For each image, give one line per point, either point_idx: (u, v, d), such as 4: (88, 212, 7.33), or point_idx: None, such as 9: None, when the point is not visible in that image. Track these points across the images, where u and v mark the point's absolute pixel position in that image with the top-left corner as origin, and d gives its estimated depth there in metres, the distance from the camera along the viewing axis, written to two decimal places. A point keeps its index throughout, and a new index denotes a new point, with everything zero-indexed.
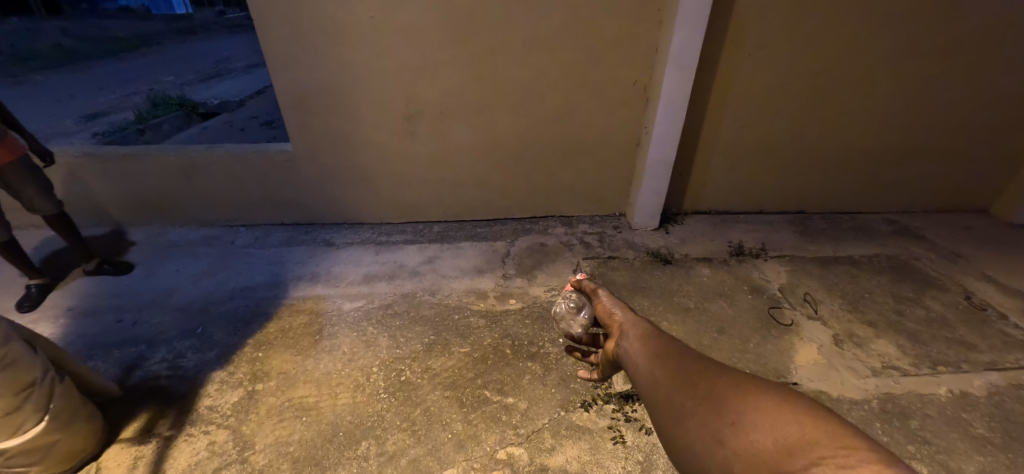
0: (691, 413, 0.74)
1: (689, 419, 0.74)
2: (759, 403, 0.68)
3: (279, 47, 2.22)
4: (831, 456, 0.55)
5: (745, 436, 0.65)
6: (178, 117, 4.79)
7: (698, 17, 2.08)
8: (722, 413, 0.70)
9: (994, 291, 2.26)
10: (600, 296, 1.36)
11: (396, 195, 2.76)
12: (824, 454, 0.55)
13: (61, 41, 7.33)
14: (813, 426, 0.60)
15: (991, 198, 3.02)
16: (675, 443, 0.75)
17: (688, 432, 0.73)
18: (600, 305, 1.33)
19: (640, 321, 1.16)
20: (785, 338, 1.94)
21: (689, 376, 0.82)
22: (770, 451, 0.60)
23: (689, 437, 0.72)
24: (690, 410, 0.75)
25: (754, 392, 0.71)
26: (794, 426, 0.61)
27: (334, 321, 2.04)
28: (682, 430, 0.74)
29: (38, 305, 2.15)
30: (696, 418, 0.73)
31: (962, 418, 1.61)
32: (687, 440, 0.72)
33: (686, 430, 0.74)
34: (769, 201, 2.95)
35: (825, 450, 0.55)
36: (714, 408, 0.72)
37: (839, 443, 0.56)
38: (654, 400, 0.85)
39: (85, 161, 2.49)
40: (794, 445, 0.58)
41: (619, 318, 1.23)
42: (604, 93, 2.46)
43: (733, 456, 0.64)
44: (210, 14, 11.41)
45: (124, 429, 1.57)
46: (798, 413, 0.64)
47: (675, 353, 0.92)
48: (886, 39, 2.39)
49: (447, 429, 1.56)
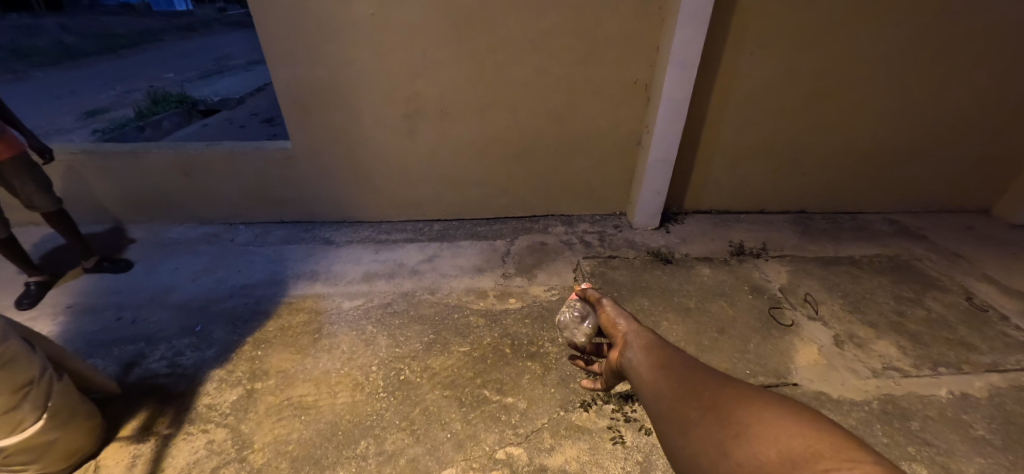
0: (695, 424, 0.70)
1: (691, 429, 0.70)
2: (766, 414, 0.64)
3: (278, 43, 2.21)
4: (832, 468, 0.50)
5: (748, 446, 0.60)
6: (178, 114, 4.78)
7: (700, 15, 2.06)
8: (726, 424, 0.66)
9: (996, 292, 2.26)
10: (603, 305, 1.29)
11: (396, 194, 2.75)
12: (825, 466, 0.51)
13: (62, 37, 7.32)
14: (819, 439, 0.55)
15: (993, 198, 3.01)
16: (678, 454, 0.71)
17: (691, 442, 0.69)
18: (604, 314, 1.27)
19: (642, 332, 1.10)
20: (786, 338, 1.93)
21: (694, 386, 0.79)
22: (771, 461, 0.56)
23: (692, 447, 0.68)
24: (694, 420, 0.71)
25: (760, 404, 0.66)
26: (799, 436, 0.57)
27: (333, 319, 2.03)
28: (685, 441, 0.70)
29: (37, 302, 2.15)
30: (700, 428, 0.69)
31: (963, 420, 1.61)
32: (690, 451, 0.68)
33: (689, 441, 0.70)
34: (770, 201, 2.94)
35: (827, 462, 0.51)
36: (719, 418, 0.68)
37: (841, 456, 0.51)
38: (658, 410, 0.81)
39: (84, 157, 2.48)
40: (795, 456, 0.54)
41: (623, 328, 1.17)
42: (605, 91, 2.44)
43: (733, 467, 0.60)
44: (211, 11, 11.39)
45: (123, 427, 1.56)
46: (806, 425, 0.59)
47: (681, 365, 0.88)
48: (889, 38, 2.38)
49: (447, 428, 1.55)
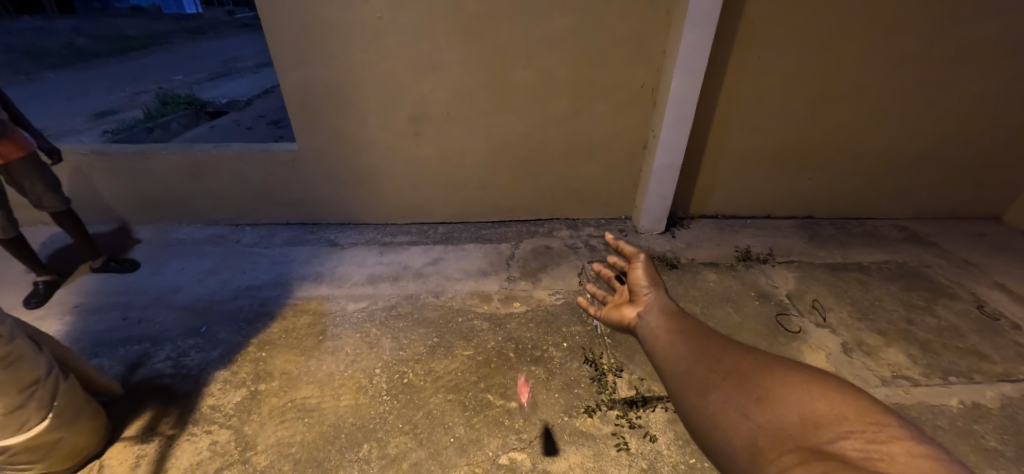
0: (714, 387, 0.71)
1: (710, 392, 0.71)
2: (787, 379, 0.65)
3: (286, 47, 2.22)
4: (859, 430, 0.52)
5: (771, 409, 0.62)
6: (188, 115, 4.83)
7: (706, 19, 2.06)
8: (747, 387, 0.67)
9: (1007, 300, 2.22)
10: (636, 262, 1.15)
11: (401, 196, 2.75)
12: (852, 428, 0.53)
13: (74, 40, 7.43)
14: (841, 402, 0.57)
15: (1004, 205, 2.98)
16: (693, 415, 0.72)
17: (709, 404, 0.70)
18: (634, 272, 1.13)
19: (666, 303, 1.02)
20: (793, 345, 1.91)
21: (714, 353, 0.78)
22: (796, 424, 0.58)
23: (711, 410, 0.69)
24: (713, 382, 0.72)
25: (779, 369, 0.68)
26: (822, 400, 0.58)
27: (338, 321, 2.04)
28: (702, 403, 0.71)
29: (45, 301, 2.17)
30: (720, 391, 0.70)
31: (974, 430, 1.58)
32: (708, 413, 0.69)
33: (707, 403, 0.71)
34: (777, 206, 2.91)
35: (853, 425, 0.53)
36: (738, 382, 0.69)
37: (867, 419, 0.54)
38: (674, 374, 0.80)
39: (92, 158, 2.51)
40: (821, 419, 0.56)
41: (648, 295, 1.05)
42: (611, 95, 2.44)
43: (758, 429, 0.61)
44: (220, 14, 11.52)
45: (127, 427, 1.57)
46: (826, 388, 0.61)
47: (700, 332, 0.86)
48: (898, 43, 2.36)
49: (450, 433, 1.54)
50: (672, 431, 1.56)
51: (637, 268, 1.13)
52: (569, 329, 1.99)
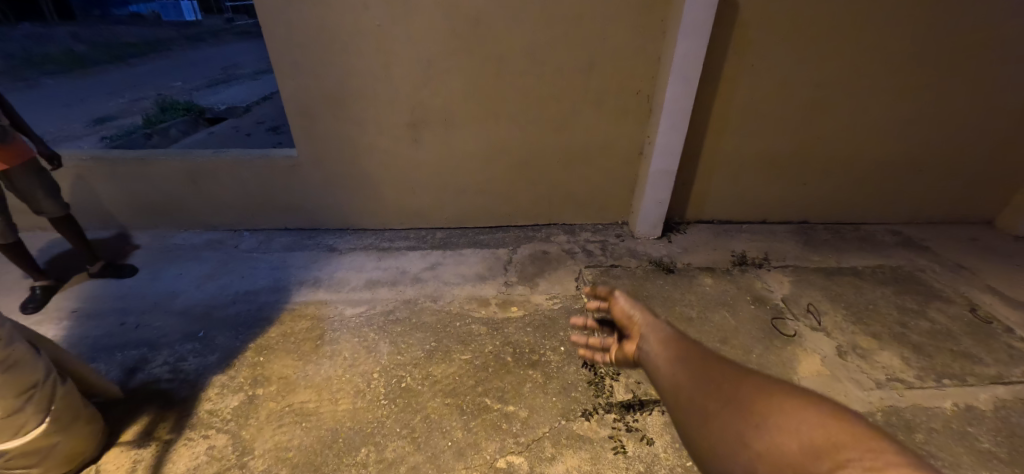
0: (713, 415, 0.66)
1: (711, 419, 0.66)
2: (785, 402, 0.61)
3: (286, 54, 2.25)
4: (858, 459, 0.48)
5: (768, 436, 0.57)
6: (186, 122, 4.85)
7: (700, 28, 2.10)
8: (745, 413, 0.63)
9: (1000, 303, 2.25)
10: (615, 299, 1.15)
11: (399, 202, 2.77)
12: (851, 456, 0.49)
13: (74, 46, 7.46)
14: (842, 428, 0.53)
15: (995, 210, 3.02)
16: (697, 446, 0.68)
17: (710, 433, 0.66)
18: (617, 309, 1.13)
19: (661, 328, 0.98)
20: (788, 349, 1.93)
21: (712, 377, 0.73)
22: (794, 453, 0.53)
23: (713, 439, 0.64)
24: (712, 412, 0.67)
25: (776, 391, 0.64)
26: (822, 427, 0.54)
27: (336, 326, 2.04)
28: (704, 432, 0.67)
29: (42, 306, 2.16)
30: (719, 419, 0.65)
31: (968, 432, 1.59)
32: (709, 442, 0.65)
33: (708, 432, 0.66)
34: (772, 211, 2.94)
35: (853, 453, 0.49)
36: (736, 408, 0.64)
37: (866, 445, 0.50)
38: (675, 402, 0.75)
39: (92, 164, 2.52)
40: (820, 446, 0.52)
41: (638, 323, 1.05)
42: (607, 102, 2.47)
43: (757, 459, 0.57)
44: (219, 21, 11.58)
45: (124, 432, 1.57)
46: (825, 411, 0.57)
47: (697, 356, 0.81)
48: (888, 51, 2.40)
49: (447, 436, 1.55)
50: (669, 434, 1.57)
51: (619, 302, 1.13)
52: (567, 333, 2.00)
